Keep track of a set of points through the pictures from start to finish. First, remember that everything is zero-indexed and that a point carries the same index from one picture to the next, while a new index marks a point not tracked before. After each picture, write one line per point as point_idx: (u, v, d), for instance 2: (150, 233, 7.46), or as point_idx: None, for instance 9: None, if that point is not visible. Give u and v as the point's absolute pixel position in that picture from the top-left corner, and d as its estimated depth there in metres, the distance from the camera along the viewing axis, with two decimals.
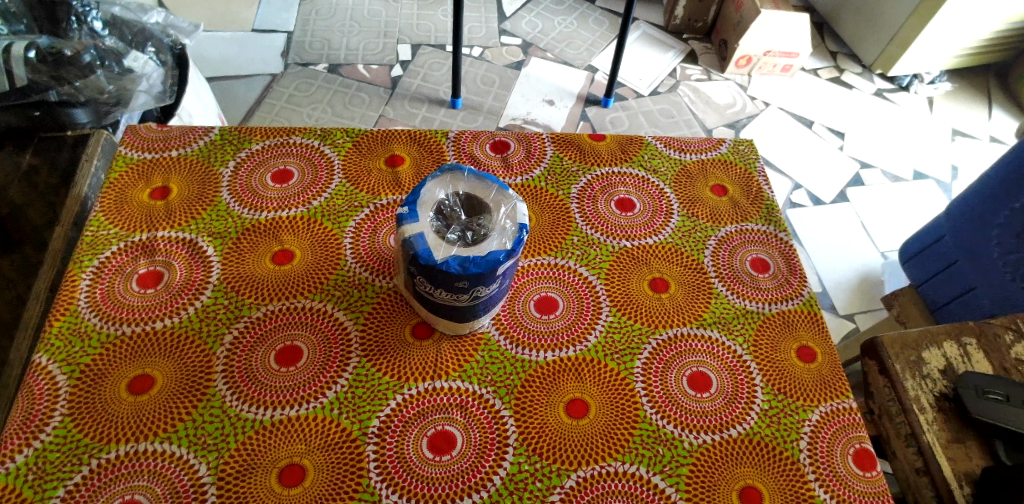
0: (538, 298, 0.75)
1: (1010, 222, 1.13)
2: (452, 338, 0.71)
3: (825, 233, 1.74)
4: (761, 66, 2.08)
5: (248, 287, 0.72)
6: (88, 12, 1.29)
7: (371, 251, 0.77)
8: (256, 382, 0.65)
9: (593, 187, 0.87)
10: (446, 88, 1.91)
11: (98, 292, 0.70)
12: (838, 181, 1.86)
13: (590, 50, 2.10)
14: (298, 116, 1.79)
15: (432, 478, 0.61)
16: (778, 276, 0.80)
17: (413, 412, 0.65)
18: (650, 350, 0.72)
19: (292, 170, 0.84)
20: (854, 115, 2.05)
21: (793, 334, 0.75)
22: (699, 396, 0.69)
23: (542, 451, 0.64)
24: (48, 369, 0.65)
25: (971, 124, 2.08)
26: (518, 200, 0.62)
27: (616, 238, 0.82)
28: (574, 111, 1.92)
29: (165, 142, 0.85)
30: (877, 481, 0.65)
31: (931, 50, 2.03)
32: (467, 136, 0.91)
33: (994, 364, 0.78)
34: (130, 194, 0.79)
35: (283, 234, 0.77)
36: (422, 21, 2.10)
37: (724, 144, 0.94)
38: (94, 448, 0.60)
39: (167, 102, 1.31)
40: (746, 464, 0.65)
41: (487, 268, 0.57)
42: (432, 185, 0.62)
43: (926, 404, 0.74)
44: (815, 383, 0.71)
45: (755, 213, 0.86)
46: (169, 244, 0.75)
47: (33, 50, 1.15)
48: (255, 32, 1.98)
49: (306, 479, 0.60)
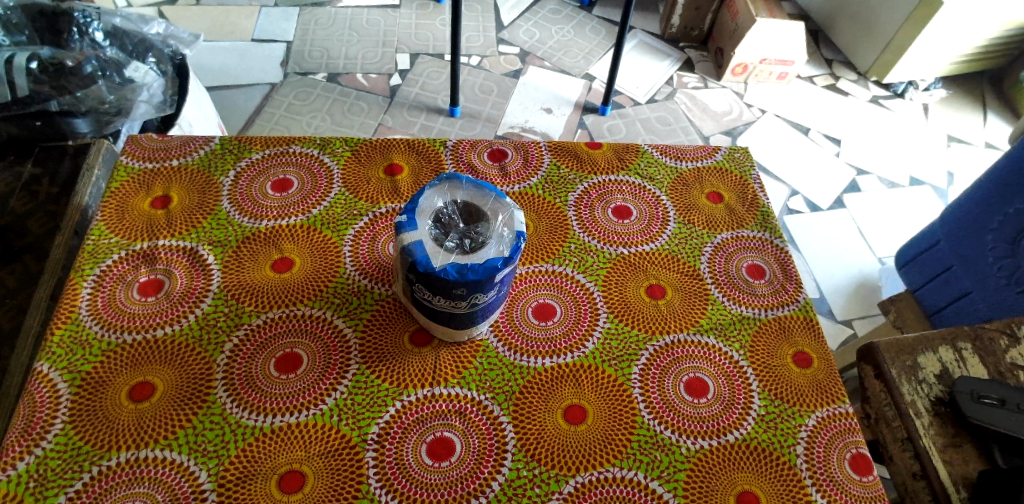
0: (537, 304, 0.76)
1: (1004, 226, 1.14)
2: (451, 345, 0.72)
3: (822, 239, 1.75)
4: (757, 74, 2.10)
5: (249, 294, 0.73)
6: (88, 23, 1.30)
7: (370, 259, 0.78)
8: (256, 389, 0.66)
9: (590, 195, 0.87)
10: (444, 96, 1.92)
11: (99, 300, 0.71)
12: (835, 187, 1.88)
13: (588, 59, 2.12)
14: (297, 125, 1.80)
15: (431, 485, 0.62)
16: (773, 282, 0.81)
17: (413, 418, 0.66)
18: (647, 357, 0.73)
19: (292, 179, 0.85)
20: (850, 122, 2.07)
21: (789, 340, 0.76)
22: (697, 402, 0.70)
23: (540, 457, 0.64)
24: (49, 377, 0.65)
25: (966, 130, 2.10)
26: (516, 208, 0.63)
27: (613, 245, 0.82)
28: (572, 119, 1.93)
29: (165, 152, 0.86)
30: (873, 486, 0.65)
31: (924, 58, 2.05)
32: (465, 144, 0.91)
33: (989, 368, 0.79)
34: (130, 202, 0.80)
35: (282, 243, 0.78)
36: (421, 30, 2.11)
37: (719, 151, 0.95)
38: (95, 456, 0.60)
39: (167, 111, 1.32)
40: (744, 469, 0.65)
41: (485, 275, 0.57)
42: (431, 193, 0.64)
43: (923, 409, 0.75)
44: (811, 388, 0.72)
45: (750, 220, 0.87)
46: (169, 252, 0.76)
47: (35, 62, 1.18)
48: (255, 41, 2.00)
49: (305, 485, 0.60)
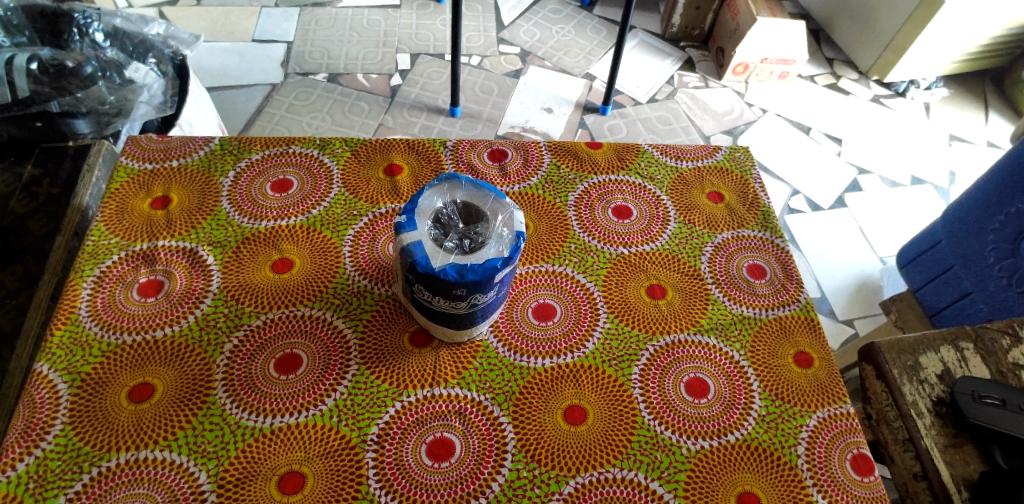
0: (537, 305, 0.75)
1: (1005, 226, 1.14)
2: (451, 346, 0.72)
3: (823, 239, 1.75)
4: (758, 73, 2.09)
5: (248, 295, 0.73)
6: (88, 24, 1.30)
7: (370, 260, 0.78)
8: (255, 390, 0.66)
9: (590, 195, 0.87)
10: (445, 96, 1.92)
11: (99, 301, 0.71)
12: (836, 187, 1.87)
13: (588, 58, 2.12)
14: (297, 125, 1.80)
15: (432, 485, 0.61)
16: (774, 282, 0.81)
17: (412, 419, 0.65)
18: (647, 357, 0.72)
19: (292, 180, 0.84)
20: (851, 121, 2.06)
21: (790, 340, 0.75)
22: (697, 402, 0.69)
23: (540, 457, 0.64)
24: (49, 378, 0.65)
25: (968, 129, 2.09)
26: (516, 208, 0.63)
27: (613, 244, 0.82)
28: (572, 118, 1.93)
29: (165, 152, 0.86)
30: (875, 486, 0.65)
31: (925, 57, 2.04)
32: (464, 145, 0.91)
33: (991, 369, 0.78)
34: (130, 203, 0.80)
35: (282, 243, 0.78)
36: (421, 30, 2.11)
37: (720, 151, 0.95)
38: (95, 456, 0.60)
39: (168, 112, 1.33)
40: (744, 469, 0.65)
41: (485, 275, 0.57)
42: (430, 193, 0.63)
43: (924, 409, 0.74)
44: (812, 388, 0.71)
45: (751, 220, 0.87)
46: (169, 253, 0.76)
47: (35, 62, 1.18)
48: (255, 42, 2.00)
49: (305, 486, 0.60)
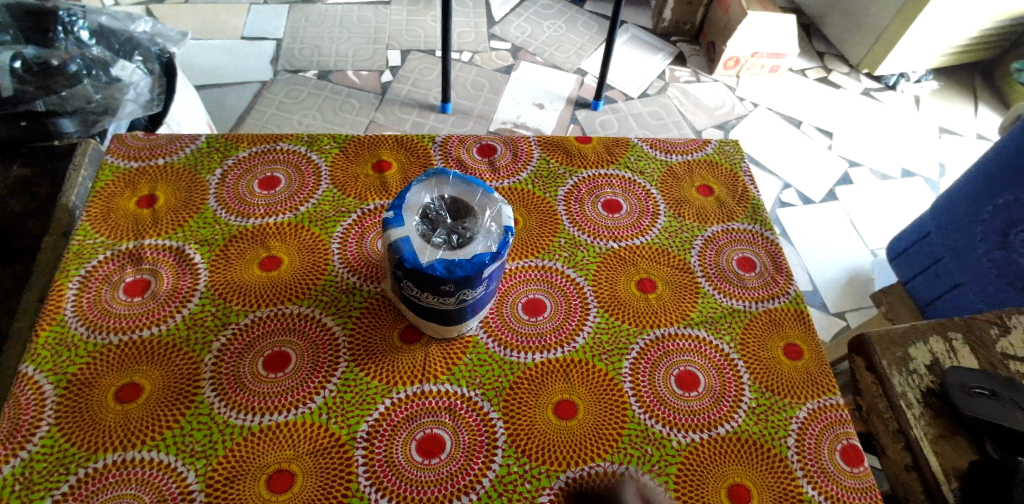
0: (526, 300, 0.75)
1: (995, 217, 1.15)
2: (441, 342, 0.71)
3: (815, 232, 1.75)
4: (749, 67, 2.09)
5: (236, 294, 0.72)
6: (74, 22, 1.28)
7: (359, 257, 0.77)
8: (244, 389, 0.65)
9: (580, 189, 0.87)
10: (436, 92, 1.92)
11: (85, 301, 0.70)
12: (827, 180, 1.88)
13: (579, 54, 2.11)
14: (288, 123, 1.79)
15: (422, 482, 0.61)
16: (764, 274, 0.81)
17: (402, 416, 0.65)
18: (637, 350, 0.72)
19: (279, 177, 0.84)
20: (842, 114, 2.07)
21: (780, 332, 0.75)
22: (687, 395, 0.69)
23: (531, 452, 0.64)
24: (35, 380, 0.64)
25: (957, 122, 2.10)
26: (504, 203, 0.63)
27: (603, 239, 0.82)
28: (564, 114, 1.93)
29: (152, 150, 0.85)
30: (864, 477, 0.65)
31: (915, 50, 2.05)
32: (454, 140, 0.91)
33: (980, 359, 0.79)
34: (117, 202, 0.79)
35: (270, 241, 0.77)
36: (412, 27, 2.10)
37: (709, 144, 0.95)
38: (81, 457, 0.60)
39: (156, 109, 1.32)
40: (735, 462, 0.65)
41: (473, 271, 0.57)
42: (418, 189, 0.63)
43: (913, 400, 0.75)
44: (802, 380, 0.72)
45: (741, 213, 0.87)
46: (156, 252, 0.75)
47: (19, 61, 1.19)
48: (244, 40, 1.99)
49: (295, 484, 0.60)
